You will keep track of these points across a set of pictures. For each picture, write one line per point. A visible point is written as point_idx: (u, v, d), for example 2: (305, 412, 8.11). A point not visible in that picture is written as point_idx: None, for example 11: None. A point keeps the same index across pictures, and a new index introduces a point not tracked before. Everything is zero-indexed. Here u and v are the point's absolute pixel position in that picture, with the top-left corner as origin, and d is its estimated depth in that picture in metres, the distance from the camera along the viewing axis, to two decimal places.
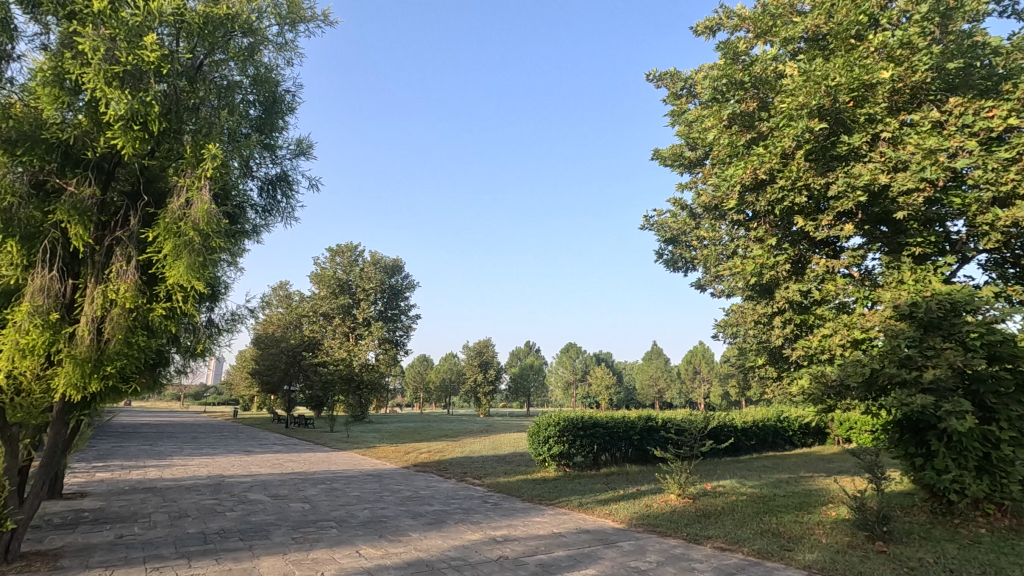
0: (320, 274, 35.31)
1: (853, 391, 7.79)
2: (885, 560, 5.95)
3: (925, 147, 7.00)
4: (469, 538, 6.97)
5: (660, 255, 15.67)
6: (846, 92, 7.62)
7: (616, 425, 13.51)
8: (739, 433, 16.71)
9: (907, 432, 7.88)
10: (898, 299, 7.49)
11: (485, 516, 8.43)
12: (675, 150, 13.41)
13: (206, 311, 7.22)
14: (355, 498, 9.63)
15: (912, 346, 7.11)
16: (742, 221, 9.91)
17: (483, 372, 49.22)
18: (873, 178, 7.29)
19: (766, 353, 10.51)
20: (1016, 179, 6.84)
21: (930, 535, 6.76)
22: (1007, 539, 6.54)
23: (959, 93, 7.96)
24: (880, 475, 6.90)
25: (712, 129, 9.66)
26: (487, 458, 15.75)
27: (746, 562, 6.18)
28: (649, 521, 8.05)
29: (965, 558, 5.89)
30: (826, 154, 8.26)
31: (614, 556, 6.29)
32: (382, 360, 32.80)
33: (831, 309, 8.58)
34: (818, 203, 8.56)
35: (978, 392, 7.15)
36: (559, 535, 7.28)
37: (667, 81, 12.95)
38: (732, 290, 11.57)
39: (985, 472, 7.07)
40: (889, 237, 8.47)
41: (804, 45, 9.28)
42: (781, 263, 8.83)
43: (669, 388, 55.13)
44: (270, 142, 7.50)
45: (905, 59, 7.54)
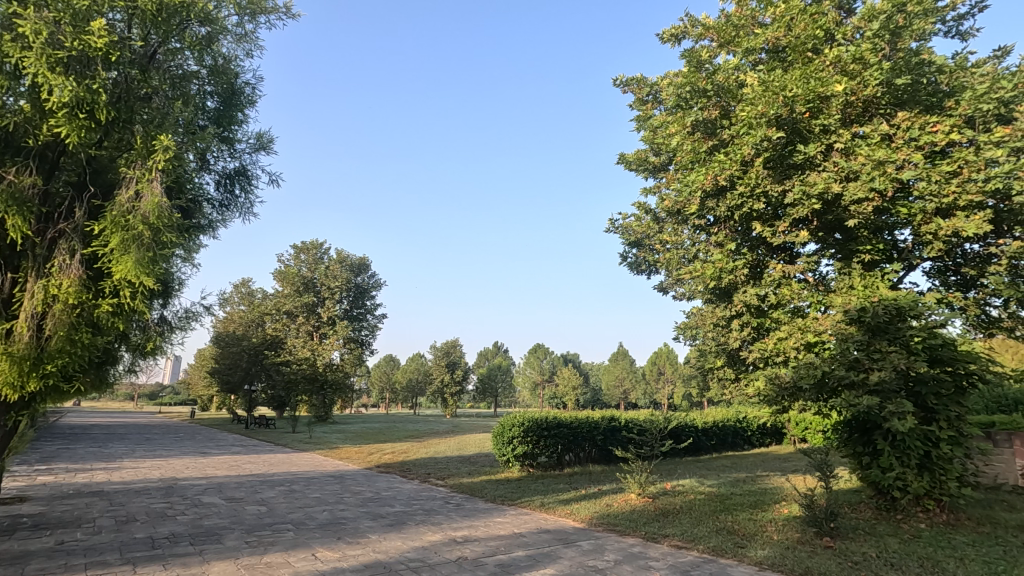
0: (284, 272, 34.51)
1: (805, 392, 8.06)
2: (831, 555, 6.17)
3: (874, 158, 7.31)
4: (429, 539, 6.93)
5: (625, 257, 15.85)
6: (802, 102, 7.90)
7: (580, 425, 13.63)
8: (700, 433, 17.07)
9: (855, 432, 8.16)
10: (848, 304, 7.78)
11: (446, 517, 8.38)
12: (640, 154, 13.61)
13: (158, 308, 7.00)
14: (314, 500, 9.46)
15: (860, 349, 7.42)
16: (704, 226, 10.15)
17: (450, 372, 49.08)
18: (827, 187, 7.58)
19: (724, 355, 10.83)
20: (957, 191, 7.16)
21: (874, 531, 7.05)
22: (944, 533, 6.87)
23: (907, 109, 8.30)
24: (829, 473, 7.16)
25: (676, 135, 9.86)
26: (452, 458, 15.76)
27: (701, 559, 6.31)
28: (608, 520, 8.14)
29: (905, 552, 6.16)
30: (784, 163, 8.57)
31: (572, 555, 6.34)
32: (347, 360, 32.38)
33: (787, 313, 8.88)
34: (775, 210, 8.82)
35: (921, 394, 7.47)
36: (519, 535, 7.29)
37: (633, 86, 13.11)
38: (692, 293, 11.84)
39: (926, 470, 7.40)
40: (842, 243, 8.80)
41: (765, 56, 9.54)
42: (739, 267, 9.13)
43: (634, 388, 55.94)
44: (229, 135, 7.30)
45: (858, 73, 7.83)
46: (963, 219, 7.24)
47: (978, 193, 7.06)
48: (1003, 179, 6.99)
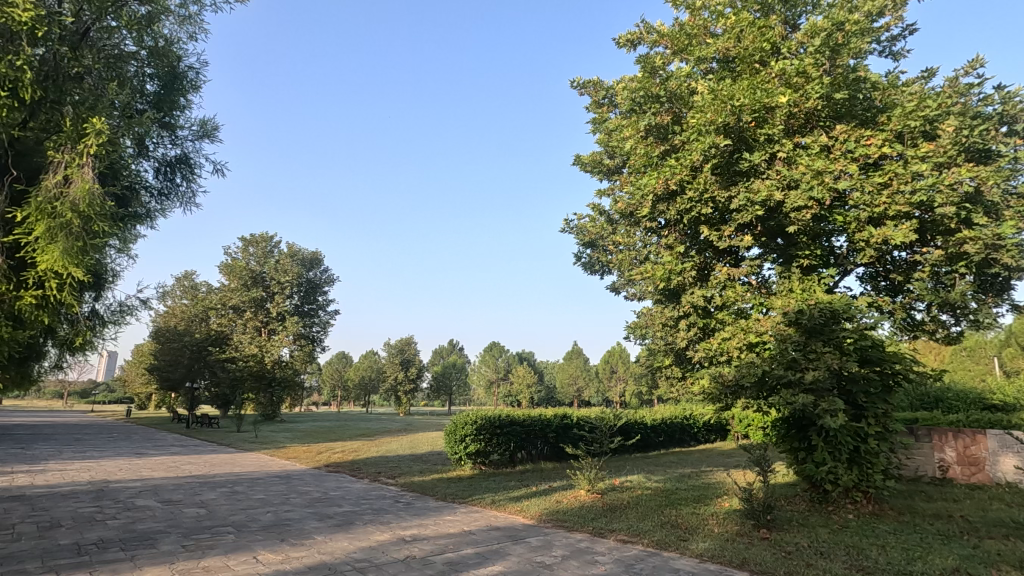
0: (230, 265, 33.17)
1: (746, 390, 8.42)
2: (767, 546, 6.47)
3: (814, 168, 7.69)
4: (377, 539, 6.83)
5: (579, 258, 16.07)
6: (749, 112, 8.21)
7: (532, 423, 13.75)
8: (648, 430, 17.51)
9: (792, 428, 8.55)
10: (788, 306, 8.14)
11: (395, 516, 8.29)
12: (595, 157, 13.83)
13: (90, 301, 6.63)
14: (258, 501, 9.15)
15: (797, 350, 7.79)
16: (655, 228, 10.43)
17: (404, 370, 48.62)
18: (770, 195, 7.93)
19: (672, 354, 11.24)
20: (886, 202, 7.62)
21: (807, 522, 7.42)
22: (869, 523, 7.32)
23: (844, 122, 8.73)
24: (767, 468, 7.50)
25: (630, 138, 10.12)
26: (403, 457, 15.56)
27: (645, 553, 6.49)
28: (557, 516, 8.26)
29: (834, 542, 6.52)
30: (730, 169, 8.83)
31: (521, 551, 6.39)
32: (297, 357, 31.56)
33: (731, 314, 9.21)
34: (721, 214, 9.13)
35: (852, 392, 7.89)
36: (469, 532, 7.30)
37: (589, 89, 13.30)
38: (643, 293, 12.11)
39: (855, 464, 7.83)
40: (783, 248, 9.22)
41: (716, 65, 9.86)
42: (687, 270, 9.44)
43: (587, 386, 56.90)
44: (170, 121, 7.03)
45: (800, 87, 8.20)
46: (892, 228, 7.71)
47: (905, 204, 7.53)
48: (927, 192, 7.46)
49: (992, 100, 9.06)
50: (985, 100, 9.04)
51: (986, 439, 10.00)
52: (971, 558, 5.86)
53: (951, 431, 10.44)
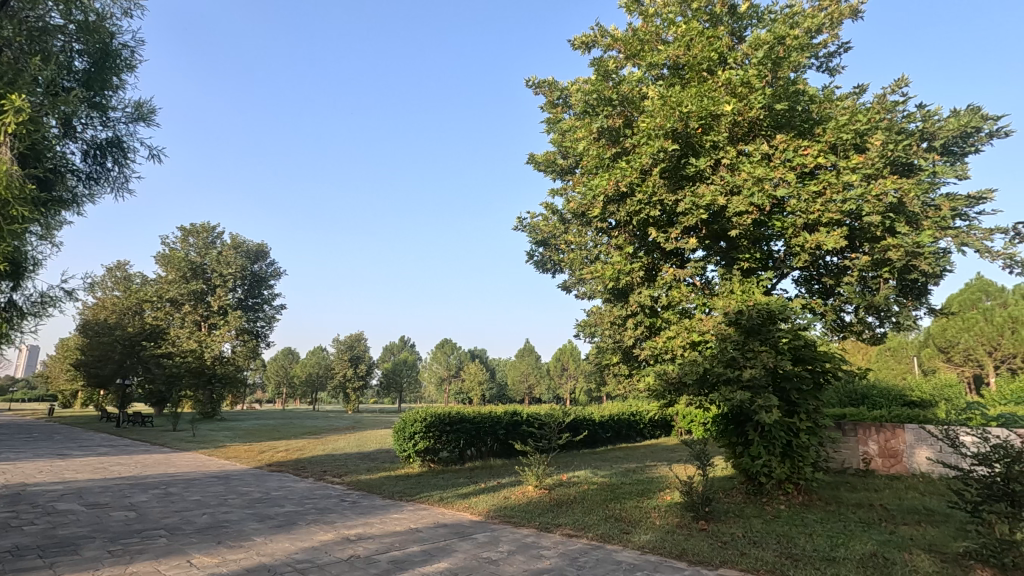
0: (168, 255, 31.57)
1: (688, 387, 8.72)
2: (705, 537, 6.74)
3: (755, 175, 8.02)
4: (320, 539, 6.68)
5: (531, 256, 16.20)
6: (696, 119, 8.48)
7: (482, 419, 13.80)
8: (596, 426, 17.89)
9: (731, 424, 8.91)
10: (728, 307, 8.49)
11: (340, 515, 8.13)
12: (549, 156, 13.96)
13: (6, 292, 6.16)
14: (193, 503, 8.77)
15: (736, 348, 8.13)
16: (605, 228, 10.65)
17: (353, 367, 47.71)
18: (713, 199, 8.23)
19: (620, 352, 11.54)
20: (820, 209, 8.05)
21: (742, 513, 7.78)
22: (799, 513, 7.74)
23: (784, 132, 9.15)
24: (706, 462, 7.81)
25: (583, 140, 10.32)
26: (351, 456, 15.26)
27: (589, 546, 6.63)
28: (504, 512, 8.32)
29: (766, 531, 6.86)
30: (677, 173, 9.12)
31: (467, 548, 6.40)
32: (239, 352, 30.47)
33: (676, 313, 9.52)
34: (669, 217, 9.40)
35: (785, 389, 8.31)
36: (415, 530, 7.24)
37: (544, 89, 13.41)
38: (593, 292, 12.34)
39: (787, 457, 8.26)
40: (726, 251, 9.59)
41: (666, 71, 10.13)
42: (635, 270, 9.70)
43: (538, 383, 57.45)
44: (100, 101, 6.57)
45: (745, 96, 8.52)
46: (824, 234, 8.17)
47: (837, 212, 7.98)
48: (856, 201, 7.93)
49: (915, 117, 9.74)
50: (909, 117, 9.71)
51: (904, 432, 10.76)
52: (887, 544, 6.29)
53: (873, 425, 11.18)
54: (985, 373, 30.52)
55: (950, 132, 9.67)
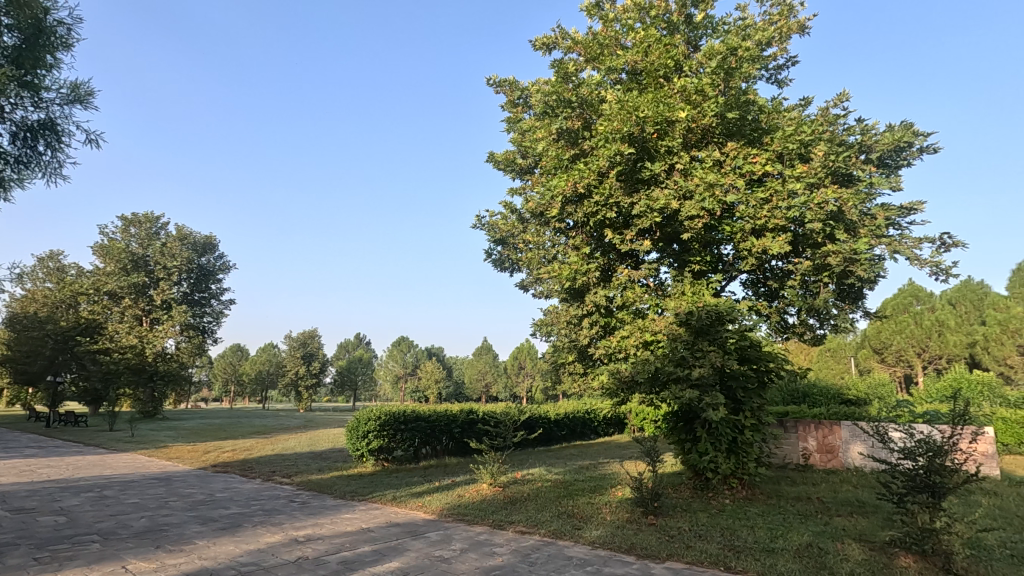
0: (107, 246, 29.92)
1: (641, 386, 8.94)
2: (653, 531, 6.93)
3: (706, 181, 8.28)
4: (267, 541, 6.49)
5: (490, 255, 16.20)
6: (652, 124, 8.68)
7: (438, 418, 13.73)
8: (552, 424, 18.09)
9: (680, 421, 9.18)
10: (680, 308, 8.75)
11: (289, 516, 7.93)
12: (508, 155, 13.99)
13: None
14: (130, 506, 8.37)
15: (685, 348, 8.37)
16: (563, 229, 10.79)
17: (306, 364, 46.52)
18: (667, 203, 8.46)
19: (575, 351, 11.73)
20: (766, 216, 8.39)
21: (689, 507, 8.03)
22: (742, 506, 8.05)
23: (735, 140, 9.48)
24: (655, 458, 8.02)
25: (542, 140, 10.43)
26: (302, 455, 14.87)
27: (541, 542, 6.71)
28: (458, 511, 8.31)
29: (711, 524, 7.12)
30: (633, 177, 9.31)
31: (419, 547, 6.37)
32: (184, 349, 29.44)
33: (630, 313, 9.74)
34: (625, 219, 9.60)
35: (732, 388, 8.63)
36: (367, 530, 7.15)
37: (505, 88, 13.42)
38: (550, 291, 12.47)
39: (733, 453, 8.58)
40: (678, 253, 9.87)
41: (624, 76, 10.35)
42: (591, 270, 9.88)
43: (494, 382, 57.55)
44: (32, 81, 6.99)
45: (699, 104, 8.77)
46: (770, 240, 8.52)
47: (782, 218, 8.34)
48: (800, 209, 8.30)
49: (854, 130, 10.28)
50: (849, 130, 10.24)
51: (840, 429, 11.35)
52: (822, 534, 6.63)
53: (813, 422, 11.74)
54: (914, 373, 32.53)
55: (886, 146, 10.25)
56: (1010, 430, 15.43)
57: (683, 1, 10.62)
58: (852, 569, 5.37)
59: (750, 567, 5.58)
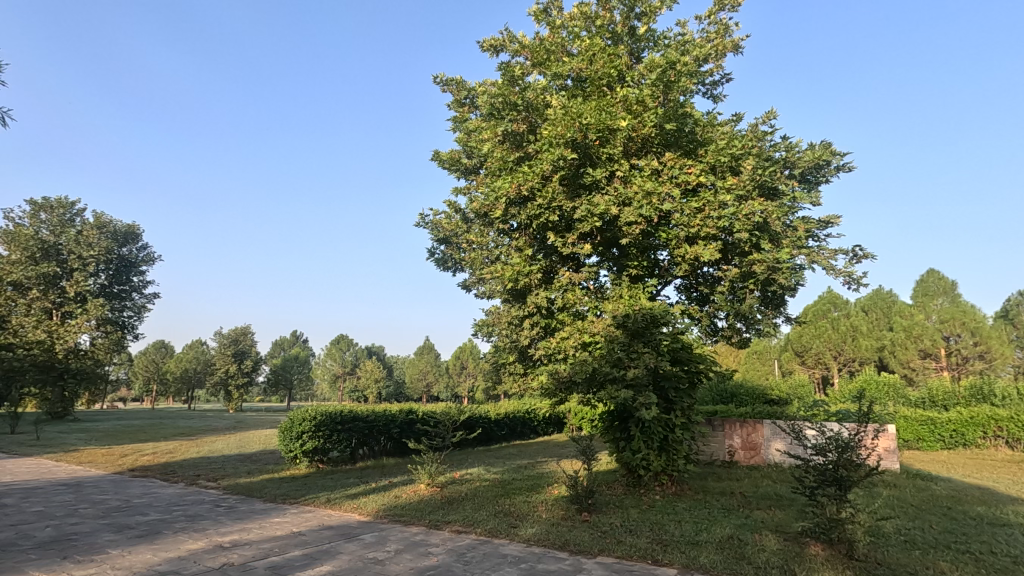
0: (13, 233, 27.47)
1: (578, 386, 9.16)
2: (586, 528, 7.11)
3: (644, 189, 8.59)
4: (188, 548, 6.18)
5: (432, 254, 16.08)
6: (594, 131, 8.92)
7: (376, 418, 13.52)
8: (491, 423, 18.16)
9: (615, 420, 9.47)
10: (617, 311, 9.02)
11: (213, 521, 7.58)
12: (453, 154, 13.93)
13: None
14: (33, 515, 7.73)
15: (622, 349, 8.62)
16: (507, 230, 10.92)
17: (238, 363, 44.39)
18: (607, 209, 8.72)
19: (516, 352, 11.88)
20: (699, 224, 8.78)
21: (622, 504, 8.29)
22: (671, 502, 8.40)
23: (672, 150, 9.86)
24: (591, 457, 8.23)
25: (488, 142, 10.48)
26: (229, 457, 14.24)
27: (477, 541, 6.75)
28: (395, 511, 8.22)
29: (641, 520, 7.39)
30: (575, 182, 9.53)
31: (353, 549, 6.26)
32: (100, 345, 27.43)
33: (570, 315, 9.97)
34: (567, 222, 9.81)
35: (664, 388, 8.98)
36: (298, 534, 6.94)
37: (452, 87, 13.38)
38: (492, 292, 12.56)
39: (664, 451, 8.93)
40: (617, 258, 10.18)
41: (570, 83, 10.58)
42: (533, 272, 10.04)
43: (436, 382, 57.19)
44: None
45: (639, 114, 9.08)
46: (702, 247, 8.94)
47: (713, 227, 8.75)
48: (730, 219, 8.74)
49: (780, 147, 10.93)
50: (775, 147, 10.89)
51: (762, 427, 12.04)
52: (743, 526, 7.02)
53: (738, 421, 12.39)
54: (830, 374, 35.03)
55: (807, 163, 10.97)
56: (911, 427, 16.86)
57: (627, 13, 10.95)
58: (768, 558, 5.72)
59: (675, 560, 5.84)
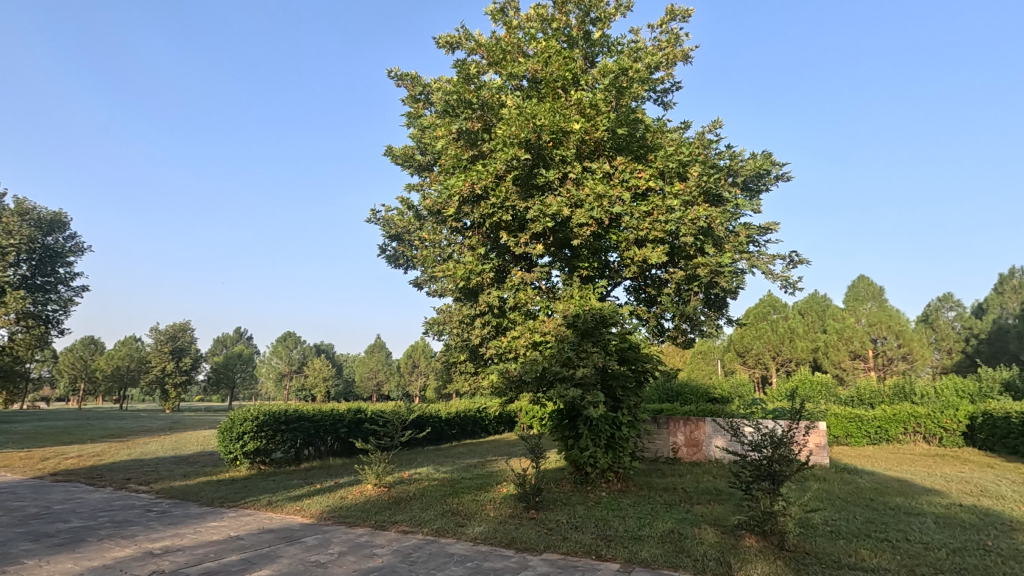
0: None
1: (528, 385, 9.23)
2: (533, 525, 7.18)
3: (596, 192, 8.76)
4: (114, 556, 5.84)
5: (384, 251, 15.83)
6: (548, 132, 8.99)
7: (323, 417, 13.21)
8: (442, 422, 18.07)
9: (565, 419, 9.60)
10: (567, 311, 9.14)
11: (143, 527, 7.19)
12: (407, 151, 13.74)
13: None
14: None
15: (572, 348, 8.71)
16: (460, 228, 10.90)
17: (176, 360, 42.26)
18: (559, 210, 8.83)
19: (468, 351, 11.88)
20: (647, 228, 9.02)
21: (568, 501, 8.41)
22: (617, 498, 8.60)
23: (623, 154, 10.06)
24: (539, 455, 8.31)
25: (442, 139, 10.42)
26: (164, 460, 13.57)
27: (423, 541, 6.70)
28: (339, 513, 8.04)
29: (587, 516, 7.53)
30: (528, 182, 9.59)
31: (294, 552, 6.08)
32: (20, 342, 25.50)
33: (521, 315, 10.02)
34: (519, 222, 9.87)
35: (612, 387, 9.18)
36: (236, 538, 6.69)
37: (406, 82, 13.21)
38: (444, 290, 12.51)
39: (611, 448, 9.12)
40: (568, 259, 10.33)
41: (525, 84, 10.63)
42: (486, 271, 10.06)
43: (387, 381, 56.39)
44: None
45: (592, 118, 9.24)
46: (650, 250, 9.19)
47: (660, 231, 9.01)
48: (676, 223, 9.01)
49: (724, 155, 11.36)
50: (720, 155, 11.30)
51: (704, 425, 12.50)
52: (683, 521, 7.27)
53: (682, 419, 12.81)
54: (769, 374, 36.67)
55: (749, 171, 11.44)
56: (840, 424, 17.91)
57: (582, 17, 11.10)
58: (705, 551, 5.94)
59: (618, 554, 5.98)
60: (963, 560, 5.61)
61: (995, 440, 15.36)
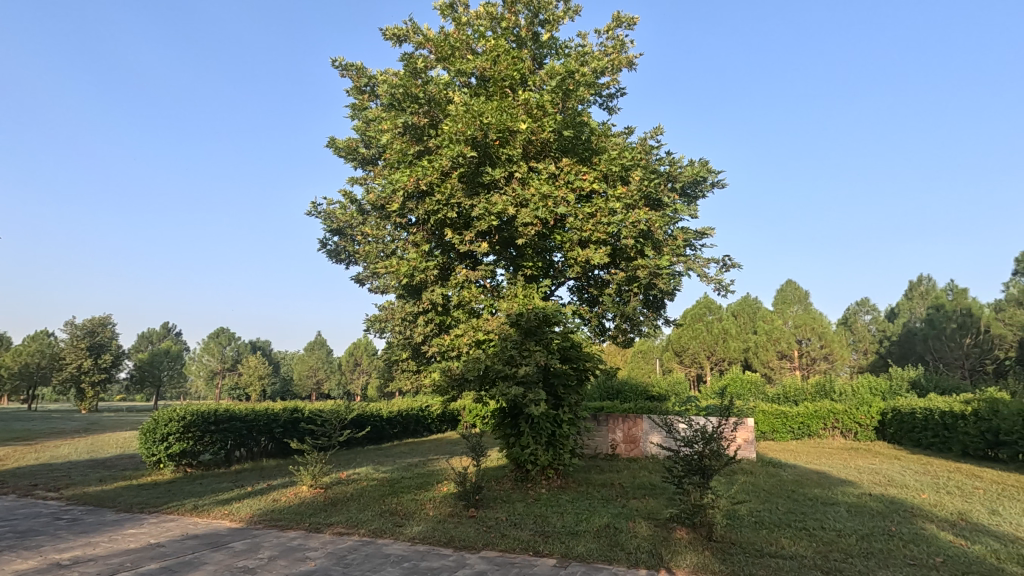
0: None
1: (470, 383, 9.21)
2: (472, 523, 7.17)
3: (541, 192, 8.85)
4: (15, 569, 5.37)
5: (325, 245, 15.37)
6: (495, 130, 8.98)
7: (256, 417, 12.69)
8: (383, 421, 17.75)
9: (506, 416, 9.64)
10: (511, 309, 9.18)
11: (51, 537, 6.66)
12: (351, 143, 13.41)
13: None
14: None
15: (514, 347, 8.73)
16: (404, 225, 10.73)
17: (93, 357, 39.33)
18: (504, 208, 8.86)
19: (410, 348, 11.73)
20: (590, 229, 9.22)
21: (508, 499, 8.46)
22: (556, 494, 8.73)
23: (569, 156, 10.21)
24: (480, 453, 8.31)
25: (387, 132, 10.26)
26: (77, 464, 12.63)
27: (359, 542, 6.56)
28: (271, 516, 7.74)
29: (526, 513, 7.60)
30: (474, 180, 9.55)
31: (219, 558, 5.80)
32: None
33: (465, 313, 9.98)
34: (465, 220, 9.83)
35: (554, 385, 9.31)
36: (156, 545, 6.32)
37: (352, 73, 12.88)
38: (387, 287, 12.30)
39: (551, 446, 9.25)
40: (513, 258, 10.37)
41: (473, 81, 10.59)
42: (430, 268, 9.96)
43: (327, 379, 54.79)
44: None
45: (539, 118, 9.33)
46: (592, 251, 9.38)
47: (603, 232, 9.22)
48: (618, 225, 9.24)
49: (665, 161, 11.74)
50: (661, 161, 11.68)
51: (642, 422, 12.90)
52: (618, 515, 7.47)
53: (621, 416, 13.16)
54: (704, 373, 38.24)
55: (687, 177, 11.88)
56: (767, 420, 18.92)
57: (532, 18, 11.16)
58: (638, 544, 6.13)
59: (554, 550, 6.07)
60: (870, 545, 6.06)
61: (902, 433, 16.72)
